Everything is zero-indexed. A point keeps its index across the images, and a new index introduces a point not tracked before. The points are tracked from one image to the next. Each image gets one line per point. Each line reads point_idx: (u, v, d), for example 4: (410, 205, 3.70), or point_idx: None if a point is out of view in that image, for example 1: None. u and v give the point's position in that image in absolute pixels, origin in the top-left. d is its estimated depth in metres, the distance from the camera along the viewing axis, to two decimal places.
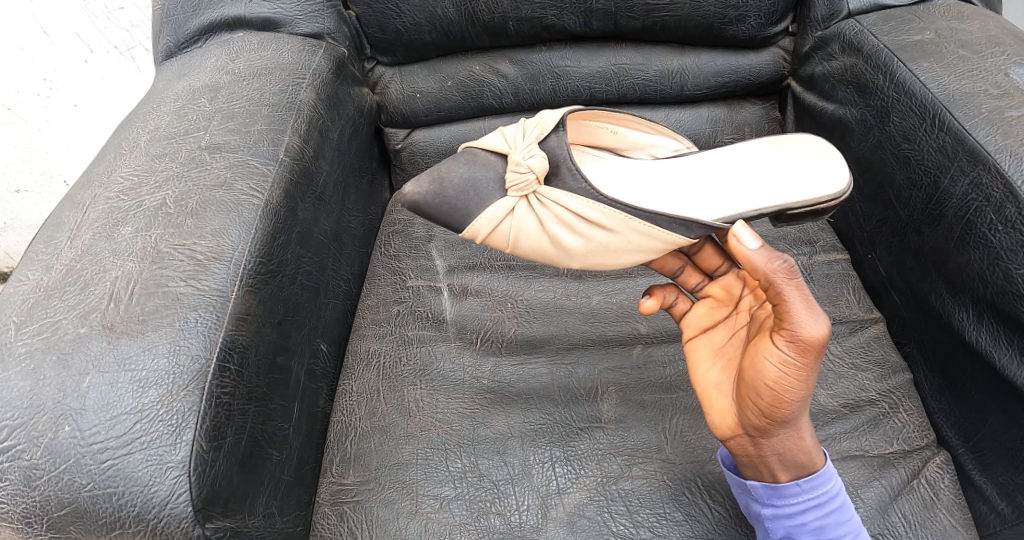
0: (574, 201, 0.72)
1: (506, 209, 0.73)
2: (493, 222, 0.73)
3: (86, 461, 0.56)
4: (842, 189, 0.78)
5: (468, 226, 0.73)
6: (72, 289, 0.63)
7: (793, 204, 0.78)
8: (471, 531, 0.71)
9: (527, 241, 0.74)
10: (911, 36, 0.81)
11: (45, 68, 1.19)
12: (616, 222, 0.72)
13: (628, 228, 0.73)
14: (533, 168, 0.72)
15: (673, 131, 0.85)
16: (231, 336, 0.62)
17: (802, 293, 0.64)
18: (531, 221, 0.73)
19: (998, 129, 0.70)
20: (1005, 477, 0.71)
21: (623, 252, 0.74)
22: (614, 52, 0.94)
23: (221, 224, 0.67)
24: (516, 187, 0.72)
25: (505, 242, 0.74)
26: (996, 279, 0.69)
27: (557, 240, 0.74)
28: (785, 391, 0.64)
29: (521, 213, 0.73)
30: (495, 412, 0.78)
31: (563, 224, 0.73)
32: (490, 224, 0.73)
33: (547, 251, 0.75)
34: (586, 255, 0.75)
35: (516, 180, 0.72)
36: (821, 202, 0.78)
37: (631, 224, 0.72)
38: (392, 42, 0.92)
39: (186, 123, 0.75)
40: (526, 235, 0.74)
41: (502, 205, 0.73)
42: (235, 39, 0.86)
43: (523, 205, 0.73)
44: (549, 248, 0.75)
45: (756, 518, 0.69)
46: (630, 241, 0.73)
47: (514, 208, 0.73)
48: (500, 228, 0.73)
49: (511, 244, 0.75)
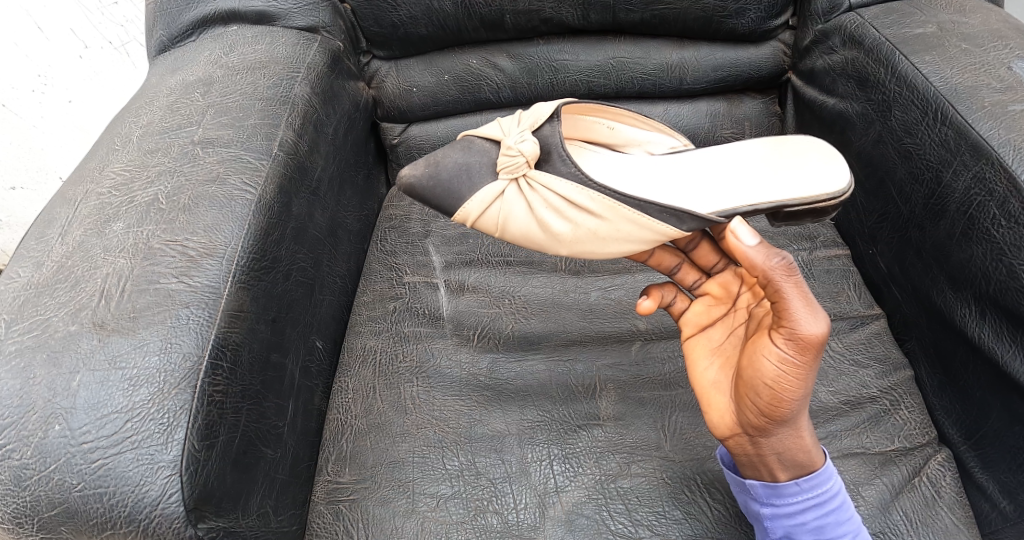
0: (563, 185, 0.72)
1: (496, 192, 0.72)
2: (482, 205, 0.72)
3: (77, 461, 0.55)
4: (842, 189, 0.77)
5: (458, 209, 0.73)
6: (63, 286, 0.62)
7: (789, 201, 0.77)
8: (468, 530, 0.70)
9: (516, 226, 0.73)
10: (913, 29, 0.80)
11: (39, 64, 1.18)
12: (605, 208, 0.72)
13: (617, 215, 0.72)
14: (524, 152, 0.71)
15: (669, 127, 0.84)
16: (224, 334, 0.61)
17: (801, 290, 0.63)
18: (520, 204, 0.72)
19: (1001, 123, 0.69)
20: (1007, 474, 0.70)
21: (612, 241, 0.73)
22: (612, 45, 0.93)
23: (214, 220, 0.66)
24: (505, 170, 0.72)
25: (494, 227, 0.74)
26: (1000, 275, 0.68)
27: (546, 225, 0.73)
28: (784, 389, 0.63)
29: (510, 197, 0.72)
30: (492, 409, 0.77)
31: (551, 209, 0.72)
32: (480, 206, 0.72)
33: (535, 237, 0.74)
34: (575, 242, 0.74)
35: (507, 163, 0.71)
36: (820, 201, 0.77)
37: (621, 211, 0.71)
38: (389, 35, 0.91)
39: (179, 118, 0.74)
40: (515, 219, 0.73)
41: (492, 188, 0.72)
42: (229, 33, 0.85)
43: (513, 188, 0.72)
44: (537, 233, 0.74)
45: (755, 518, 0.69)
46: (619, 229, 0.72)
47: (503, 191, 0.72)
48: (489, 212, 0.73)
49: (499, 228, 0.74)
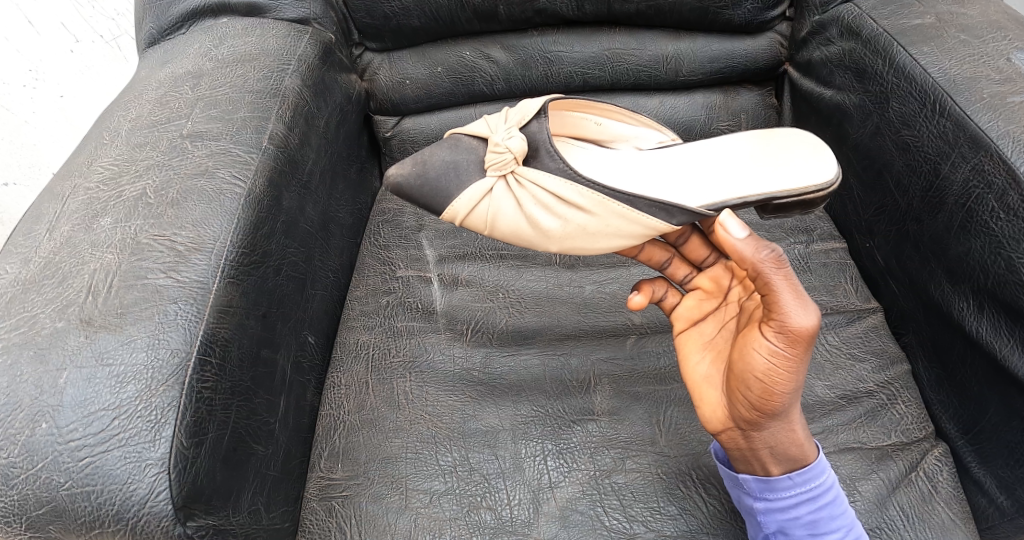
0: (551, 181, 0.71)
1: (484, 189, 0.72)
2: (470, 203, 0.72)
3: (64, 458, 0.55)
4: (829, 180, 0.77)
5: (446, 208, 0.73)
6: (50, 283, 0.61)
7: (777, 194, 0.77)
8: (462, 526, 0.69)
9: (505, 222, 0.73)
10: (911, 20, 0.79)
11: (30, 59, 1.20)
12: (593, 204, 0.71)
13: (606, 211, 0.71)
14: (511, 149, 0.70)
15: (656, 122, 0.83)
16: (212, 329, 0.60)
17: (790, 282, 0.63)
18: (508, 201, 0.72)
19: (1000, 114, 0.68)
20: (1005, 469, 0.70)
21: (601, 236, 0.73)
22: (607, 36, 0.92)
23: (202, 214, 0.65)
24: (493, 167, 0.71)
25: (483, 224, 0.73)
26: (998, 268, 0.67)
27: (535, 221, 0.72)
28: (775, 383, 0.62)
29: (498, 194, 0.72)
30: (486, 405, 0.76)
31: (540, 205, 0.72)
32: (468, 204, 0.72)
33: (524, 233, 0.74)
34: (564, 237, 0.73)
35: (494, 160, 0.71)
36: (807, 193, 0.77)
37: (609, 206, 0.71)
38: (380, 27, 0.90)
39: (168, 111, 0.73)
40: (504, 216, 0.72)
41: (480, 185, 0.72)
42: (219, 25, 0.84)
43: (501, 185, 0.72)
44: (527, 230, 0.73)
45: (748, 513, 0.68)
46: (609, 224, 0.72)
47: (492, 188, 0.72)
48: (478, 209, 0.72)
49: (488, 225, 0.73)
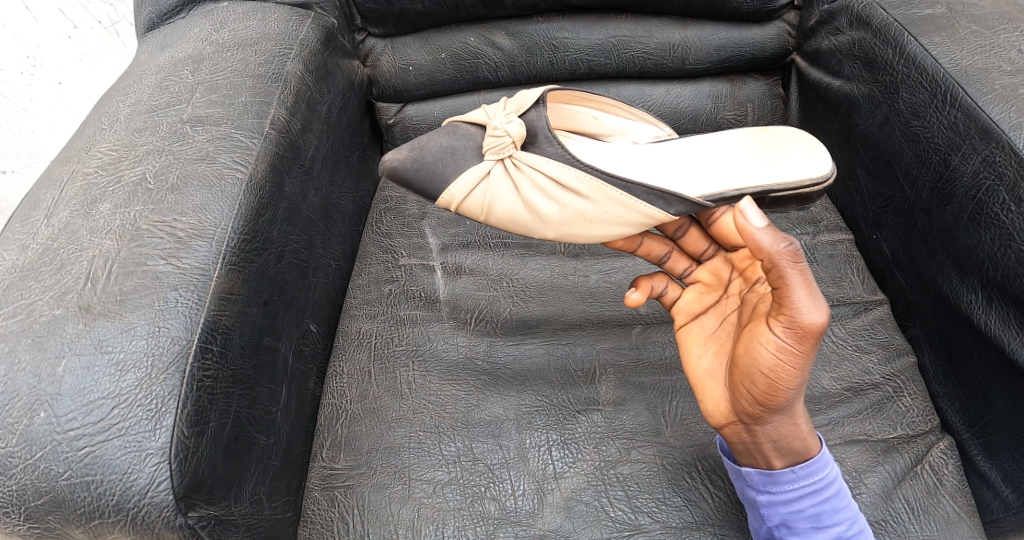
0: (551, 165, 0.71)
1: (481, 173, 0.71)
2: (467, 186, 0.71)
3: (63, 448, 0.54)
4: (825, 175, 0.77)
5: (444, 192, 0.71)
6: (49, 269, 0.60)
7: (774, 186, 0.76)
8: (465, 517, 0.69)
9: (502, 206, 0.72)
10: (922, 10, 0.78)
11: (28, 45, 1.17)
12: (591, 189, 0.71)
13: (605, 196, 0.71)
14: (510, 132, 0.71)
15: (654, 118, 0.84)
16: (214, 317, 0.59)
17: (805, 277, 0.61)
18: (506, 185, 0.71)
19: (1012, 106, 0.67)
20: (1011, 463, 0.69)
21: (599, 223, 0.72)
22: (614, 23, 0.91)
23: (203, 200, 0.64)
24: (493, 150, 0.71)
25: (480, 210, 0.72)
26: (1008, 261, 0.67)
27: (532, 206, 0.71)
28: (781, 378, 0.62)
29: (496, 177, 0.71)
30: (490, 394, 0.76)
31: (538, 190, 0.71)
32: (465, 188, 0.71)
33: (521, 219, 0.72)
34: (562, 224, 0.72)
35: (493, 143, 0.71)
36: (803, 186, 0.76)
37: (607, 192, 0.71)
38: (384, 12, 0.89)
39: (168, 96, 0.72)
40: (501, 200, 0.71)
41: (478, 169, 0.71)
42: (220, 8, 0.83)
43: (500, 168, 0.71)
44: (524, 215, 0.72)
45: (752, 505, 0.67)
46: (606, 211, 0.71)
47: (489, 171, 0.71)
48: (475, 194, 0.71)
49: (485, 211, 0.72)
